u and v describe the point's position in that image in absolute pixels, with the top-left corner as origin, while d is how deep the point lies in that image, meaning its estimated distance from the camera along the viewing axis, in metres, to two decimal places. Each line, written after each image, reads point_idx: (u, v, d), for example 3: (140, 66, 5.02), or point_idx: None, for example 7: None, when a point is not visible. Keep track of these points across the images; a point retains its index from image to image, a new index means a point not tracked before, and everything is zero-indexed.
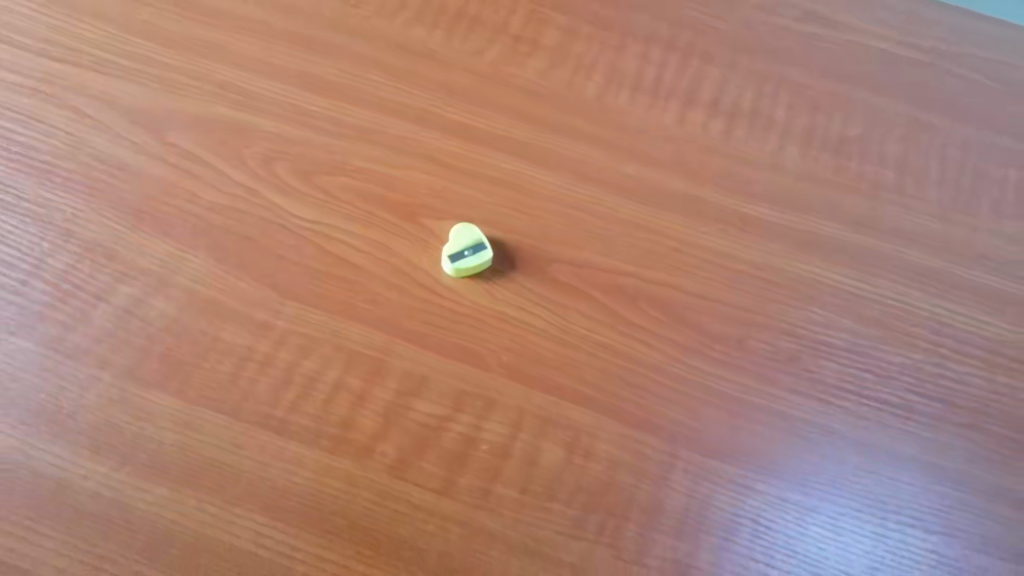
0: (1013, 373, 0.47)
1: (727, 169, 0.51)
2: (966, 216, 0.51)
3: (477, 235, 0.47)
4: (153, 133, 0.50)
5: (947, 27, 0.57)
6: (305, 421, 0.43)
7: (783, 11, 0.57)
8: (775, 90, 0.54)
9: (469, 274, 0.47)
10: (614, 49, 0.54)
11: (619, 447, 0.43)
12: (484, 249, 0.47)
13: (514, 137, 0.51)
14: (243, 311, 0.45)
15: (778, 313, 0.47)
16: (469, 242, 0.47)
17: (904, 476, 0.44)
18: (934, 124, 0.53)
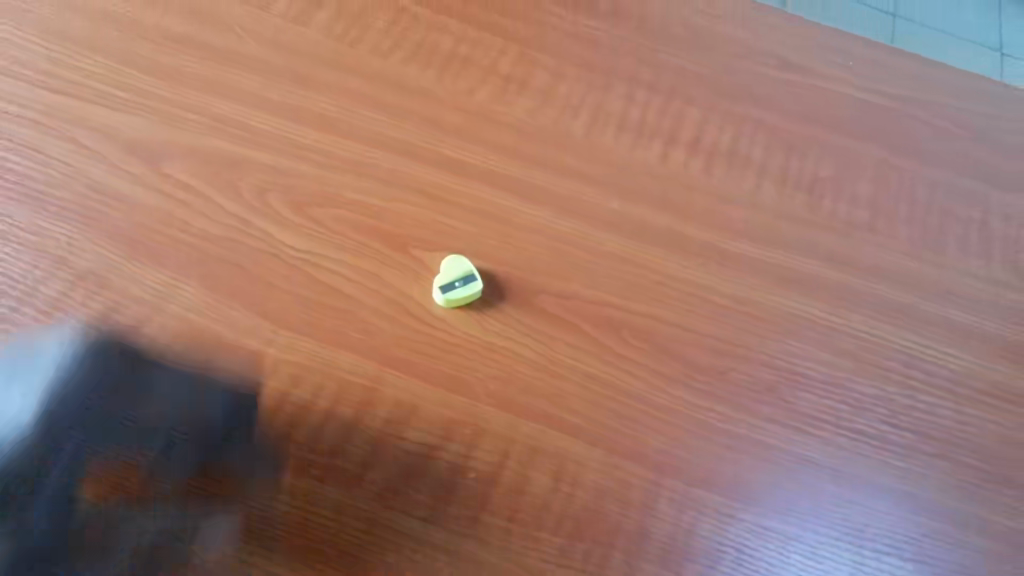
0: (982, 404, 0.49)
1: (707, 207, 0.53)
2: (934, 253, 0.53)
3: (469, 267, 0.49)
4: (150, 165, 0.51)
5: (914, 75, 0.60)
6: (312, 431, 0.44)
7: (760, 57, 0.60)
8: (752, 131, 0.57)
9: (459, 305, 0.48)
10: (599, 91, 0.57)
11: (605, 475, 0.44)
12: (474, 281, 0.48)
13: (504, 173, 0.53)
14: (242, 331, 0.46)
15: (756, 345, 0.49)
16: (460, 273, 0.48)
17: (880, 505, 0.45)
18: (902, 166, 0.56)
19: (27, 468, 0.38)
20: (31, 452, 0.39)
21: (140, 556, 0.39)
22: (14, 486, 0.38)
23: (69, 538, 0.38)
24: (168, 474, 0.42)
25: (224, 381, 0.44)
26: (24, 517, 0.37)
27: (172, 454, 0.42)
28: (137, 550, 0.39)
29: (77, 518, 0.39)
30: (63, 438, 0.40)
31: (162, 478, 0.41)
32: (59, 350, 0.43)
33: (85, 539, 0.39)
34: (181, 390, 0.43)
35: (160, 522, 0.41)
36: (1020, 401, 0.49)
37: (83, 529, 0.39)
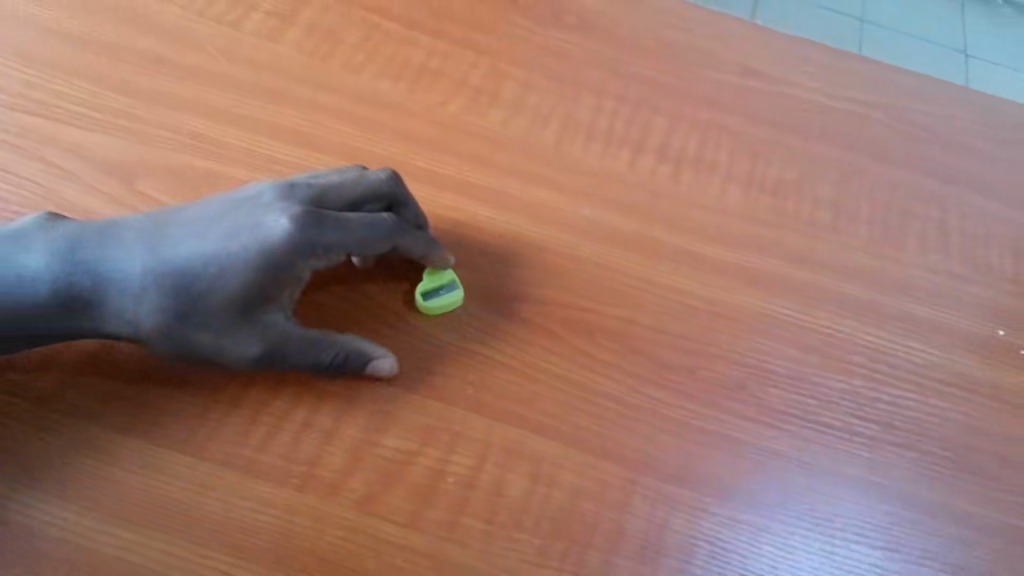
0: (944, 395, 0.50)
1: (675, 211, 0.55)
2: (894, 250, 0.55)
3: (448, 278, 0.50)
4: (124, 184, 0.51)
5: (871, 80, 0.63)
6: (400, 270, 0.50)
7: (724, 65, 0.62)
8: (717, 137, 0.58)
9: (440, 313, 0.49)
10: (567, 101, 0.58)
11: (581, 475, 0.45)
12: (455, 291, 0.50)
13: (476, 183, 0.54)
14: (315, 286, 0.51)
15: (726, 343, 0.50)
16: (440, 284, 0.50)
17: (848, 495, 0.46)
18: (862, 168, 0.58)
19: (266, 290, 0.45)
20: (261, 276, 0.45)
21: (338, 363, 0.46)
22: (255, 300, 0.45)
23: (306, 341, 0.46)
24: (361, 361, 0.46)
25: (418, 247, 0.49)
26: (263, 318, 0.45)
27: (351, 344, 0.46)
28: (338, 361, 0.46)
29: (289, 337, 0.45)
30: (296, 257, 0.45)
31: (348, 347, 0.46)
32: (286, 192, 0.47)
33: (296, 350, 0.45)
34: (388, 230, 0.48)
35: (349, 370, 0.46)
36: (982, 391, 0.51)
37: (292, 343, 0.45)
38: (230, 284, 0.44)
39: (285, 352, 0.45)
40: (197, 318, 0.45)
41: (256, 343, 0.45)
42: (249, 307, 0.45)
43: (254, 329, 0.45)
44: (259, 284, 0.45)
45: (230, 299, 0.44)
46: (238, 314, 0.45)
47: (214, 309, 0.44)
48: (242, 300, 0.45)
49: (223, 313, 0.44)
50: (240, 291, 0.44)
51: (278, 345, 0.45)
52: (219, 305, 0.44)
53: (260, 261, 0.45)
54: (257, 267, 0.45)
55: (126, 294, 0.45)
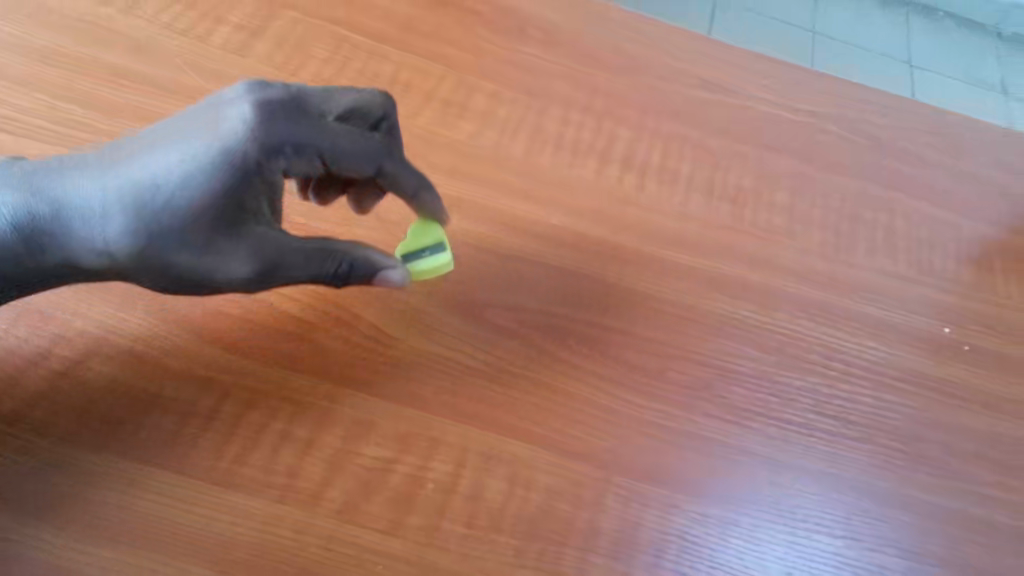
0: (896, 389, 0.53)
1: (640, 219, 0.57)
2: (846, 253, 0.58)
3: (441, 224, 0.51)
4: None
5: (821, 92, 0.66)
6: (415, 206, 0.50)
7: (683, 78, 0.64)
8: (679, 147, 0.61)
9: (434, 268, 0.49)
10: (534, 113, 0.60)
11: (556, 476, 0.46)
12: (444, 245, 0.50)
13: (448, 193, 0.55)
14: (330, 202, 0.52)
15: (691, 345, 0.52)
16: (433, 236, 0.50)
17: (810, 488, 0.49)
18: (815, 175, 0.61)
19: (242, 197, 0.43)
20: (234, 181, 0.43)
21: (343, 272, 0.46)
22: (232, 213, 0.43)
23: (299, 249, 0.44)
24: (363, 268, 0.46)
25: (414, 169, 0.49)
26: (248, 232, 0.43)
27: (346, 251, 0.46)
28: (341, 270, 0.46)
29: (278, 246, 0.44)
30: (267, 158, 0.44)
31: (344, 255, 0.45)
32: (251, 91, 0.45)
33: (287, 259, 0.44)
34: (374, 146, 0.47)
35: (348, 277, 0.46)
36: (930, 385, 0.54)
37: (284, 252, 0.44)
38: (201, 192, 0.42)
39: (275, 262, 0.44)
40: (172, 236, 0.42)
41: (242, 256, 0.43)
42: (229, 217, 0.43)
43: (237, 240, 0.43)
44: (233, 190, 0.43)
45: (203, 209, 0.42)
46: (217, 225, 0.42)
47: (185, 226, 0.42)
48: (218, 211, 0.42)
49: (201, 225, 0.42)
50: (215, 200, 0.42)
51: (268, 255, 0.44)
52: (192, 217, 0.42)
53: (230, 166, 0.42)
54: (227, 172, 0.42)
55: (91, 219, 0.43)
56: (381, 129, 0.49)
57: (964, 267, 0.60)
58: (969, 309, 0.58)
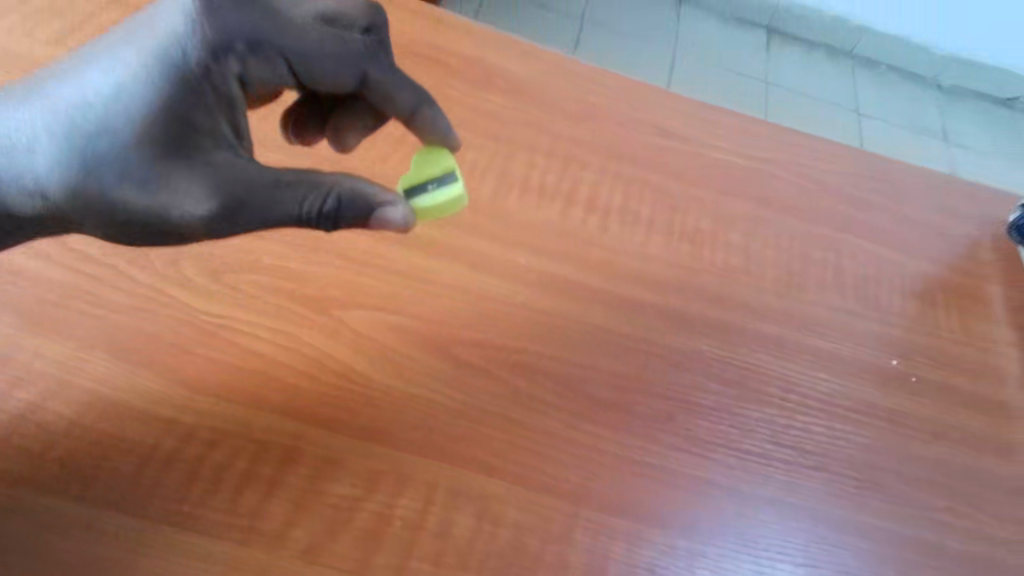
0: (849, 421, 0.56)
1: (604, 258, 0.59)
2: (798, 290, 0.61)
3: (449, 155, 0.52)
4: (55, 240, 0.52)
5: (770, 138, 0.70)
6: (394, 109, 0.53)
7: (641, 126, 0.67)
8: (639, 189, 0.63)
9: (443, 199, 0.49)
10: (501, 156, 0.62)
11: (524, 511, 0.47)
12: (456, 177, 0.50)
13: (416, 233, 0.57)
14: (313, 141, 0.57)
15: (654, 379, 0.54)
16: (442, 166, 0.50)
17: (772, 518, 0.50)
18: (767, 217, 0.65)
19: (189, 114, 0.42)
20: (179, 95, 0.42)
21: (330, 209, 0.43)
22: (176, 131, 0.41)
23: (268, 182, 0.42)
24: (351, 204, 0.43)
25: (397, 78, 0.52)
26: (204, 158, 0.42)
27: (324, 183, 0.43)
28: (327, 206, 0.43)
29: (246, 181, 0.41)
30: (218, 62, 0.44)
31: (325, 189, 0.42)
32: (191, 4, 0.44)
33: (252, 189, 0.41)
34: (355, 51, 0.50)
35: (328, 213, 0.43)
36: (881, 415, 0.56)
37: (249, 182, 0.41)
38: (140, 111, 0.41)
39: (240, 194, 0.41)
40: (112, 169, 0.40)
41: (200, 185, 0.41)
42: (176, 139, 0.41)
43: (191, 167, 0.41)
44: (178, 105, 0.42)
45: (145, 132, 0.41)
46: (165, 152, 0.41)
47: (123, 151, 0.40)
48: (162, 131, 0.41)
49: (144, 150, 0.40)
50: (158, 120, 0.41)
51: (229, 186, 0.41)
52: (133, 142, 0.40)
53: (174, 78, 0.42)
54: (170, 85, 0.42)
55: (20, 156, 0.42)
56: (372, 37, 0.51)
57: (908, 302, 0.63)
58: (915, 342, 0.61)
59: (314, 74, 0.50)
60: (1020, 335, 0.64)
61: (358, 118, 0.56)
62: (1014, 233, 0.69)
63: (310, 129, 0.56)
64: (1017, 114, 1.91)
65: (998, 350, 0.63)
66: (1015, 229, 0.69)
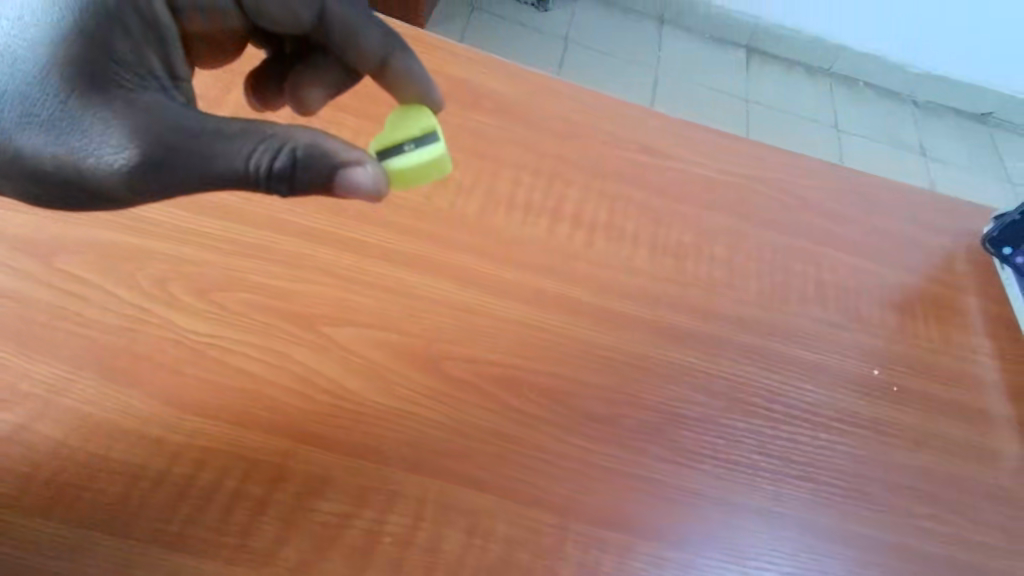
0: (834, 430, 0.56)
1: (590, 274, 0.60)
2: (780, 302, 0.62)
3: (430, 114, 0.49)
4: (42, 261, 0.52)
5: (751, 155, 0.72)
6: (353, 49, 0.53)
7: (624, 145, 0.68)
8: (624, 205, 0.64)
9: (421, 159, 0.47)
10: (487, 174, 0.63)
11: (515, 526, 0.47)
12: (436, 137, 0.48)
13: (404, 251, 0.57)
14: (276, 106, 0.58)
15: (642, 392, 0.55)
16: (421, 126, 0.48)
17: (760, 528, 0.50)
18: (750, 231, 0.66)
19: (108, 43, 0.41)
20: (96, 22, 0.41)
21: (282, 166, 0.41)
22: (100, 69, 0.40)
23: (204, 130, 0.40)
24: (304, 160, 0.41)
25: (355, 14, 0.53)
26: (130, 99, 0.40)
27: (275, 137, 0.41)
28: (278, 164, 0.40)
29: (179, 126, 0.40)
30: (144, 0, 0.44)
31: (278, 144, 0.40)
32: None
33: (184, 138, 0.40)
34: None
35: (277, 171, 0.41)
36: (865, 424, 0.57)
37: (179, 128, 0.40)
38: (54, 38, 0.40)
39: (167, 141, 0.39)
40: (24, 101, 0.39)
41: (121, 127, 0.39)
42: (93, 67, 0.40)
43: (111, 101, 0.40)
44: (96, 32, 0.41)
45: (60, 59, 0.40)
46: (80, 82, 0.39)
47: (45, 90, 0.39)
48: (81, 59, 0.40)
49: (58, 77, 0.39)
50: (74, 47, 0.40)
51: (155, 129, 0.39)
52: (46, 68, 0.39)
53: (90, 1, 0.41)
54: (87, 10, 0.41)
55: None
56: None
57: (889, 313, 0.64)
58: (896, 352, 0.62)
59: (258, 3, 0.52)
60: (997, 344, 0.66)
61: (319, 76, 0.56)
62: (989, 245, 0.71)
63: (278, 96, 0.58)
64: (990, 130, 1.97)
65: (977, 359, 0.64)
66: (989, 241, 0.71)
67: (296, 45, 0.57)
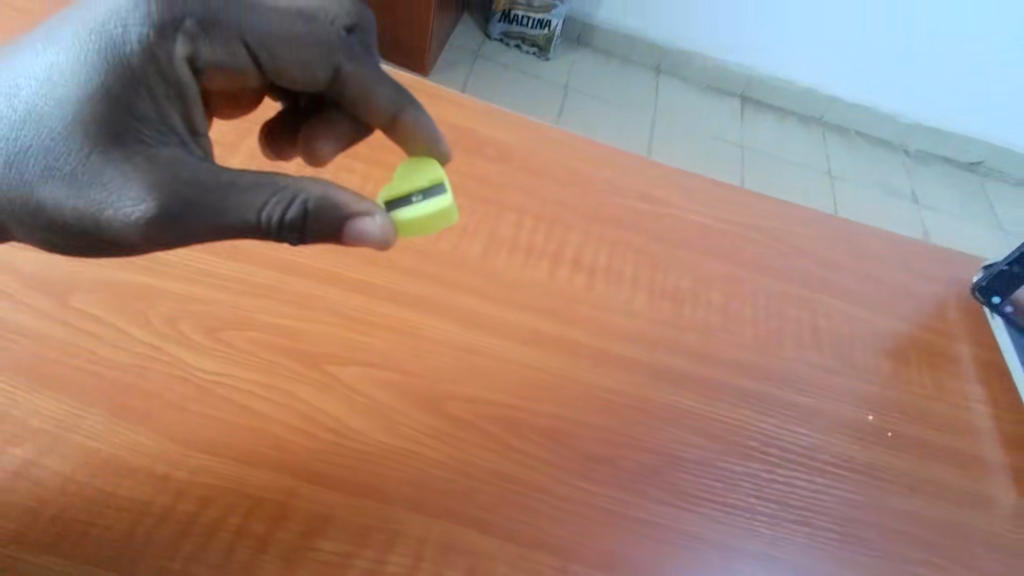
0: (829, 474, 0.57)
1: (590, 316, 0.61)
2: (775, 347, 0.64)
3: (438, 166, 0.52)
4: (57, 299, 0.53)
5: (745, 203, 0.74)
6: (367, 106, 0.53)
7: (623, 192, 0.70)
8: (623, 250, 0.66)
9: (430, 208, 0.49)
10: (490, 218, 0.65)
11: (514, 567, 0.47)
12: (444, 186, 0.50)
13: (409, 292, 0.59)
14: (290, 157, 0.60)
15: (640, 434, 0.56)
16: (429, 177, 0.51)
17: (757, 572, 0.51)
18: (746, 276, 0.68)
19: (132, 101, 0.42)
20: (121, 82, 0.42)
21: (297, 217, 0.42)
22: (121, 126, 0.41)
23: (222, 184, 0.41)
24: (316, 211, 0.43)
25: (370, 73, 0.52)
26: (150, 155, 0.41)
27: (287, 190, 0.43)
28: (294, 215, 0.42)
29: (197, 181, 0.41)
30: (166, 55, 0.44)
31: (290, 196, 0.42)
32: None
33: (201, 192, 0.41)
34: (332, 41, 0.50)
35: (288, 221, 0.42)
36: (860, 469, 0.58)
37: (196, 183, 0.41)
38: (80, 96, 0.41)
39: (185, 196, 0.40)
40: (48, 158, 0.41)
41: (141, 182, 0.40)
42: (116, 126, 0.41)
43: (132, 157, 0.41)
44: (121, 91, 0.42)
45: (83, 117, 0.40)
46: (103, 139, 0.40)
47: (67, 147, 0.40)
48: (102, 117, 0.41)
49: (81, 135, 0.40)
50: (98, 105, 0.41)
51: (173, 185, 0.40)
52: (70, 126, 0.40)
53: (116, 61, 0.42)
54: (112, 70, 0.42)
55: None
56: (354, 36, 0.52)
57: (882, 359, 0.66)
58: (889, 397, 0.63)
59: (279, 62, 0.50)
60: (989, 390, 0.67)
61: (333, 130, 0.57)
62: (978, 294, 0.72)
63: (290, 147, 0.59)
64: (980, 178, 2.01)
65: (969, 405, 0.65)
66: (978, 290, 0.72)
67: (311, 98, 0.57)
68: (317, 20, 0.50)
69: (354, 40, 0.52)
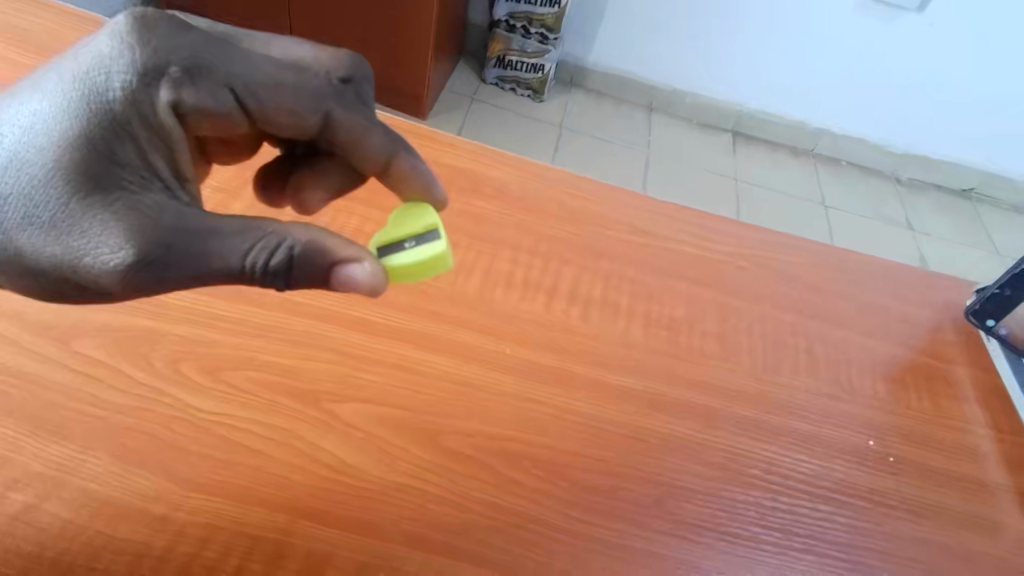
0: (830, 500, 0.57)
1: (586, 348, 0.62)
2: (772, 374, 0.64)
3: (434, 212, 0.53)
4: (60, 343, 0.54)
5: (739, 230, 0.75)
6: (362, 155, 0.55)
7: (617, 223, 0.71)
8: (617, 281, 0.67)
9: (425, 257, 0.51)
10: (486, 253, 0.66)
11: None
12: (439, 234, 0.51)
13: (407, 328, 0.60)
14: (283, 205, 0.60)
15: (639, 464, 0.56)
16: (426, 223, 0.52)
17: None
18: (739, 305, 0.68)
19: (114, 148, 0.43)
20: (103, 129, 0.43)
21: (280, 262, 0.44)
22: (102, 172, 0.42)
23: (204, 230, 0.43)
24: (300, 256, 0.44)
25: (363, 121, 0.54)
26: (132, 201, 0.42)
27: (273, 236, 0.44)
28: (278, 260, 0.44)
29: (179, 228, 0.42)
30: (149, 102, 0.45)
31: (276, 241, 0.44)
32: (119, 38, 0.45)
33: (183, 238, 0.42)
34: (326, 93, 0.52)
35: (273, 267, 0.43)
36: (861, 494, 0.58)
37: (179, 229, 0.42)
38: (62, 145, 0.42)
39: (165, 242, 0.42)
40: (29, 205, 0.42)
41: (120, 230, 0.41)
42: (98, 173, 0.42)
43: (112, 204, 0.42)
44: (104, 139, 0.43)
45: (63, 164, 0.42)
46: (83, 187, 0.42)
47: (49, 195, 0.42)
48: (83, 164, 0.42)
49: (61, 182, 0.42)
50: (80, 154, 0.42)
51: (154, 232, 0.42)
52: (51, 173, 0.42)
53: (99, 109, 0.43)
54: (95, 117, 0.43)
55: None
56: (348, 87, 0.53)
57: (880, 384, 0.66)
58: (888, 422, 0.63)
59: (269, 110, 0.50)
60: (990, 413, 0.67)
61: (327, 180, 0.57)
62: (972, 317, 0.72)
63: (280, 194, 0.59)
64: (973, 204, 2.04)
65: (969, 428, 0.65)
66: (972, 313, 0.72)
67: (308, 147, 0.58)
68: (311, 70, 0.51)
69: (348, 90, 0.53)
